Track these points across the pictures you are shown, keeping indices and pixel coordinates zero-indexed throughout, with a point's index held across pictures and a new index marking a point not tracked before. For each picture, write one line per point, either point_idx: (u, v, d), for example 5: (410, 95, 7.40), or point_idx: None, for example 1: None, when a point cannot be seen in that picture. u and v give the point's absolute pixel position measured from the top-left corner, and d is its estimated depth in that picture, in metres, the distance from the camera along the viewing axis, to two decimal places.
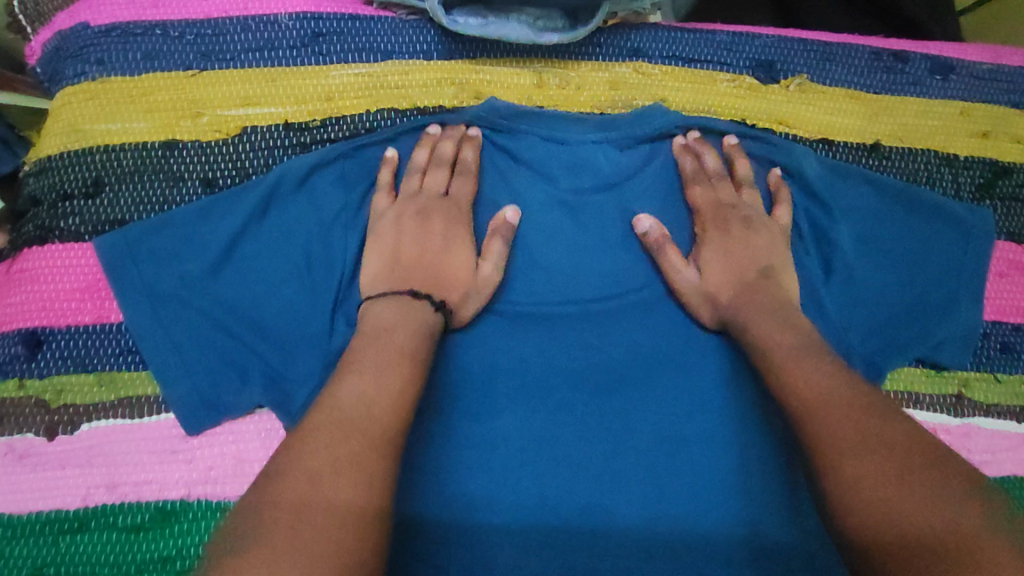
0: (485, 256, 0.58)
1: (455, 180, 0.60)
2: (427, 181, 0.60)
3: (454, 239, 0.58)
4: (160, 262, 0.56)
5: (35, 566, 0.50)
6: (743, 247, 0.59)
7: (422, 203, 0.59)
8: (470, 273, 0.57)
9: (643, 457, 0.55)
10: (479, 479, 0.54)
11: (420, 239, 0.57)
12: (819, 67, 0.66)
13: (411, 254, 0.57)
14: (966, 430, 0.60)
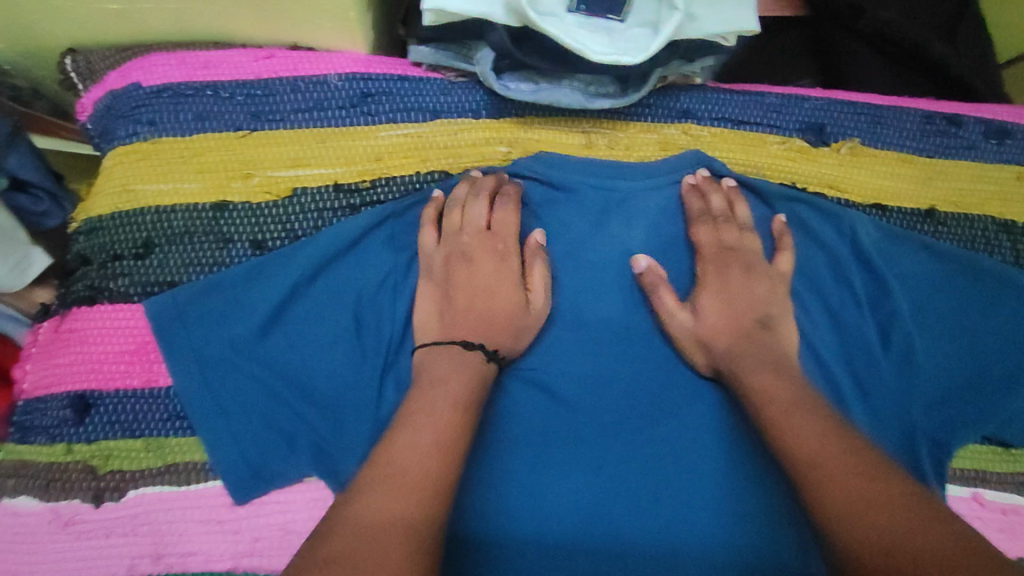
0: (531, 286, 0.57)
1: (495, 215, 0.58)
2: (468, 214, 0.58)
3: (503, 283, 0.57)
4: (209, 331, 0.55)
5: None
6: (749, 298, 0.57)
7: (465, 240, 0.57)
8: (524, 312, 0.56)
9: (698, 531, 0.53)
10: (531, 553, 0.53)
11: (467, 286, 0.57)
12: (871, 131, 0.65)
13: (458, 297, 0.56)
14: None
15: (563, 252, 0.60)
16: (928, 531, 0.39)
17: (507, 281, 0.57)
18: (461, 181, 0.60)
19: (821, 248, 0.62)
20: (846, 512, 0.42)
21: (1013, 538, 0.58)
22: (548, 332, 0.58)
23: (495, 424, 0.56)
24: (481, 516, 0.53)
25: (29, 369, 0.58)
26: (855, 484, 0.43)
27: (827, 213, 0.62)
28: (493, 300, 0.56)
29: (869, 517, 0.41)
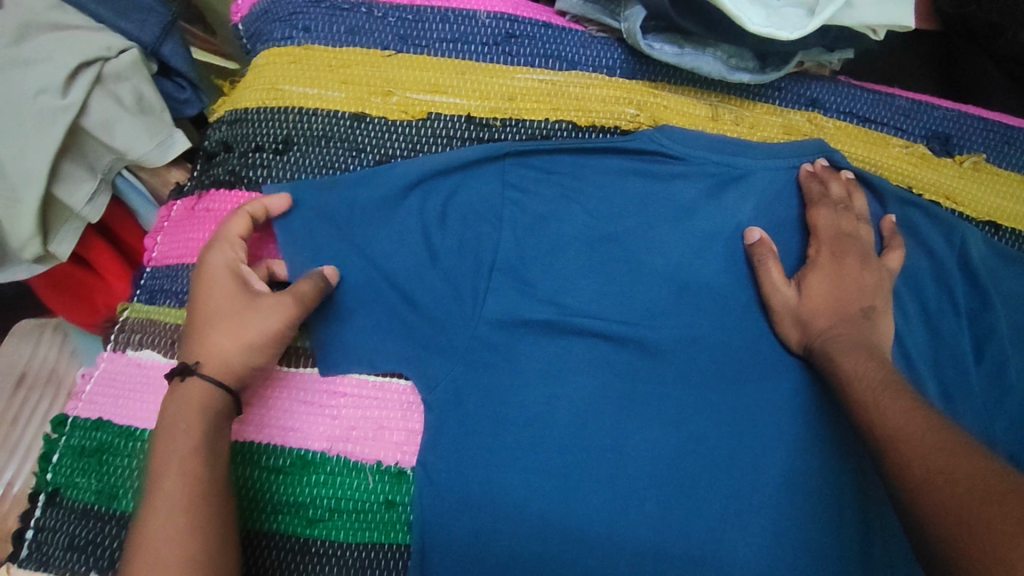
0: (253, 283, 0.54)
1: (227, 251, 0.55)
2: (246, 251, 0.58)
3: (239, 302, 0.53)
4: (317, 253, 0.57)
5: None
6: (862, 290, 0.58)
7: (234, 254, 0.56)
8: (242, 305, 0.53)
9: (764, 500, 0.55)
10: (600, 494, 0.54)
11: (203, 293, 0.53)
12: (997, 149, 0.66)
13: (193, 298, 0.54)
14: None
15: (671, 216, 0.61)
16: (998, 511, 0.36)
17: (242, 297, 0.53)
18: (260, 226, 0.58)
19: (930, 254, 0.62)
20: (935, 485, 0.40)
21: None
22: (641, 289, 0.59)
23: (585, 368, 0.57)
24: (557, 454, 0.55)
25: (161, 240, 0.62)
26: (944, 465, 0.40)
27: (939, 220, 0.62)
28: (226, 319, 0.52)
29: (952, 491, 0.39)
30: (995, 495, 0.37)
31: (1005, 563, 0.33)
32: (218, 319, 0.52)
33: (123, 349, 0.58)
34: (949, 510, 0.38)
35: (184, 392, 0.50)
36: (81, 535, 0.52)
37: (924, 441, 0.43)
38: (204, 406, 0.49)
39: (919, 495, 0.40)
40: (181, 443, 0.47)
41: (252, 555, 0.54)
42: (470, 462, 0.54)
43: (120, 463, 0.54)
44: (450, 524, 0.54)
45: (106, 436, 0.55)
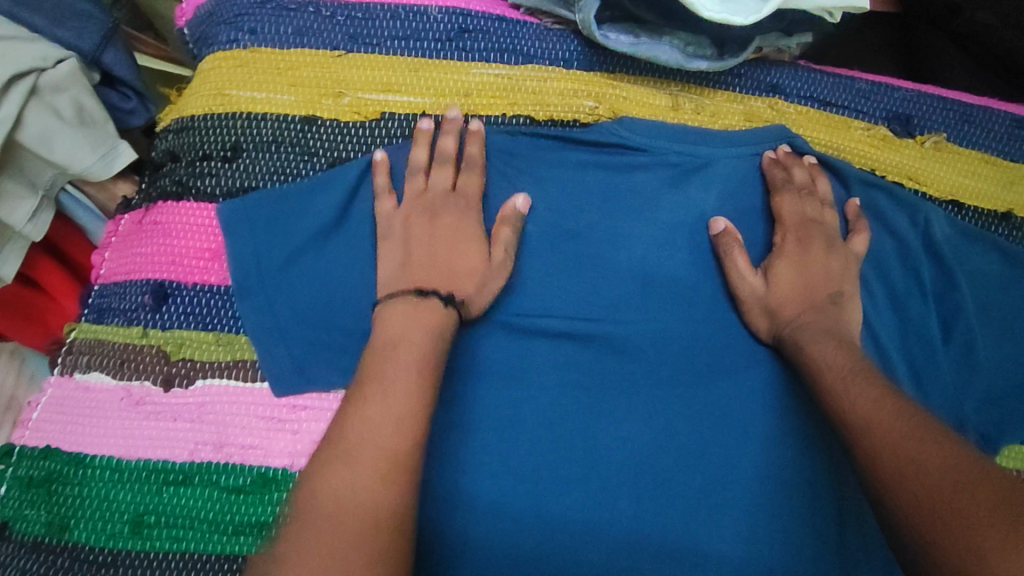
0: (496, 244, 0.57)
1: (461, 176, 0.58)
2: (432, 178, 0.58)
3: (465, 233, 0.56)
4: (268, 253, 0.56)
5: (137, 512, 0.51)
6: (828, 275, 0.58)
7: (430, 200, 0.57)
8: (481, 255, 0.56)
9: (740, 493, 0.54)
10: (575, 495, 0.53)
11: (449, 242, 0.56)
12: (957, 127, 0.65)
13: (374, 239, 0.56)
14: None
15: (635, 208, 0.60)
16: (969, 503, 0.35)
17: (470, 236, 0.56)
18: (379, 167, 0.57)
19: (894, 237, 0.62)
20: (906, 476, 0.39)
21: None
22: (608, 284, 0.58)
23: (554, 368, 0.56)
24: (529, 455, 0.54)
25: (109, 256, 0.59)
26: (916, 453, 0.40)
27: (903, 202, 0.62)
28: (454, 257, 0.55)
29: (924, 481, 0.38)
30: (968, 488, 0.36)
31: (977, 554, 0.33)
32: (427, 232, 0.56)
33: (70, 373, 0.55)
34: (920, 501, 0.37)
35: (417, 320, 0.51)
36: (30, 570, 0.50)
37: (895, 430, 0.42)
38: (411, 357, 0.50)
39: (890, 486, 0.40)
40: (392, 423, 0.46)
41: None
42: (439, 470, 0.53)
43: (71, 492, 0.52)
44: (417, 536, 0.52)
45: (55, 464, 0.52)
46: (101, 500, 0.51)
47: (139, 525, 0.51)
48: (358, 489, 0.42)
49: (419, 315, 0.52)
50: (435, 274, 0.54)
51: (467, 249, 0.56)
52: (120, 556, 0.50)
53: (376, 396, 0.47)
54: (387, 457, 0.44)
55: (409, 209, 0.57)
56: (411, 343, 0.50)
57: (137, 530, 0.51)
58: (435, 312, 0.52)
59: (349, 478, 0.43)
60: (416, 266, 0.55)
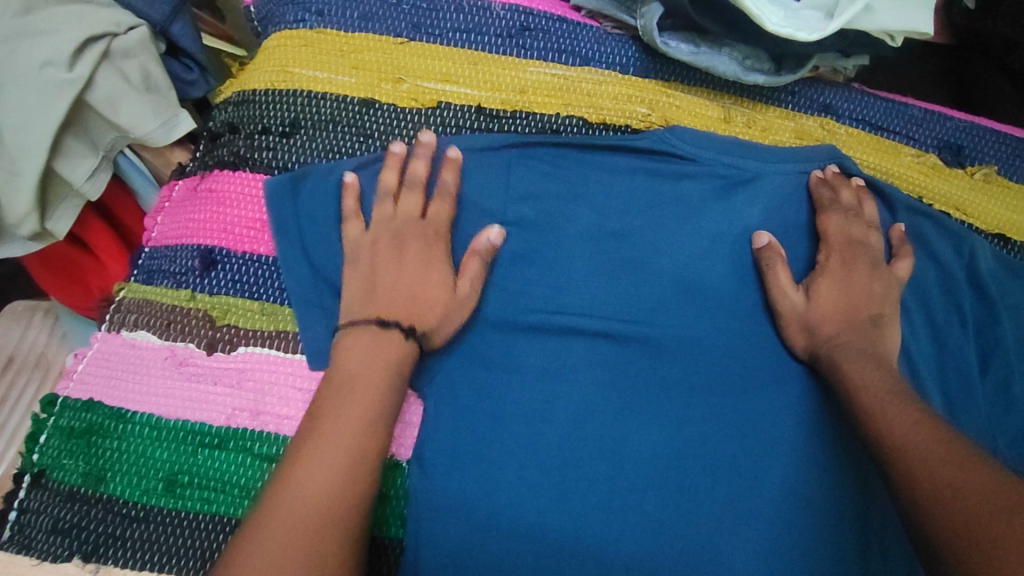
0: (462, 275, 0.55)
1: (432, 204, 0.56)
2: (400, 204, 0.56)
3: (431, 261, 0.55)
4: (312, 223, 0.57)
5: (172, 470, 0.52)
6: (869, 295, 0.57)
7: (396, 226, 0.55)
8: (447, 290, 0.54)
9: (767, 506, 0.54)
10: (602, 492, 0.53)
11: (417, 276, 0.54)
12: (1008, 161, 0.65)
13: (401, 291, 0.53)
14: None
15: (681, 215, 0.60)
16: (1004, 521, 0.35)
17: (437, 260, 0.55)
18: (389, 164, 0.57)
19: (938, 265, 0.62)
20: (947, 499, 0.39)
21: None
22: (649, 287, 0.58)
23: (590, 365, 0.56)
24: (557, 449, 0.54)
25: (161, 220, 0.60)
26: (953, 476, 0.40)
27: (949, 232, 0.62)
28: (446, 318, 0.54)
29: (962, 505, 0.38)
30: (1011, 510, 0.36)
31: None
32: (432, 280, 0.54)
33: (118, 330, 0.56)
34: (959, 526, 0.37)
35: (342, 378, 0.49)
36: (66, 517, 0.51)
37: (935, 453, 0.42)
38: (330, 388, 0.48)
39: (930, 508, 0.39)
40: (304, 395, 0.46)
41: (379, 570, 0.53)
42: (468, 458, 0.53)
43: (110, 445, 0.52)
44: (443, 520, 0.52)
45: (96, 417, 0.53)
46: (138, 456, 0.52)
47: (173, 484, 0.51)
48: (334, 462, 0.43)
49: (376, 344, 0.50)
50: (398, 304, 0.53)
51: (434, 276, 0.54)
52: (152, 512, 0.51)
53: (333, 403, 0.47)
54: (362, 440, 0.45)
55: (375, 235, 0.55)
56: (374, 383, 0.48)
57: (171, 489, 0.51)
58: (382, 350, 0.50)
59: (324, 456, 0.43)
60: (381, 295, 0.53)
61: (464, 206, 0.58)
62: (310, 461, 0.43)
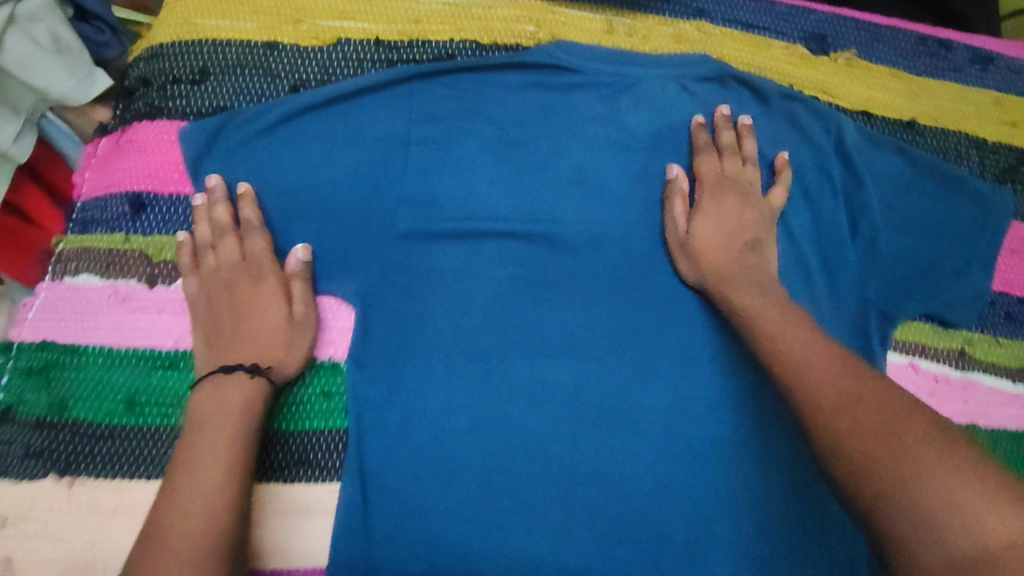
0: (294, 300, 0.59)
1: (245, 241, 0.59)
2: (221, 252, 0.59)
3: (263, 294, 0.58)
4: (227, 163, 0.61)
5: (130, 392, 0.58)
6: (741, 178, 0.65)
7: (223, 276, 0.59)
8: (283, 318, 0.58)
9: (664, 365, 0.63)
10: (519, 371, 0.61)
11: (249, 313, 0.58)
12: (867, 45, 0.72)
13: (241, 328, 0.58)
14: (965, 381, 0.65)
15: (572, 122, 0.66)
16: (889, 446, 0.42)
17: (268, 295, 0.58)
18: (203, 218, 0.60)
19: (806, 143, 0.68)
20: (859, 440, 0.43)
21: (941, 401, 0.64)
22: (547, 190, 0.64)
23: (497, 263, 0.63)
24: (475, 338, 0.61)
25: (90, 177, 0.64)
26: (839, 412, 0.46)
27: (816, 112, 0.69)
28: (283, 339, 0.58)
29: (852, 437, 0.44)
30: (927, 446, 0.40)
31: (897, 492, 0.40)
32: (259, 312, 0.58)
33: (62, 278, 0.61)
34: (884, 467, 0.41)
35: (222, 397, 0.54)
36: (36, 442, 0.56)
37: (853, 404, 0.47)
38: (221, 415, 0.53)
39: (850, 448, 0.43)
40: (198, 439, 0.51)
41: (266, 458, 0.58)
42: (396, 355, 0.60)
43: (69, 377, 0.58)
44: (381, 411, 0.59)
45: (52, 355, 0.58)
46: (96, 384, 0.58)
47: (133, 404, 0.57)
48: (194, 504, 0.48)
49: (218, 392, 0.54)
50: (241, 350, 0.57)
51: (267, 312, 0.58)
52: (116, 429, 0.57)
53: (194, 439, 0.52)
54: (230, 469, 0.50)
55: (208, 288, 0.59)
56: (221, 419, 0.52)
57: (131, 408, 0.57)
58: (240, 389, 0.54)
59: (188, 500, 0.48)
60: (223, 342, 0.57)
61: (369, 133, 0.63)
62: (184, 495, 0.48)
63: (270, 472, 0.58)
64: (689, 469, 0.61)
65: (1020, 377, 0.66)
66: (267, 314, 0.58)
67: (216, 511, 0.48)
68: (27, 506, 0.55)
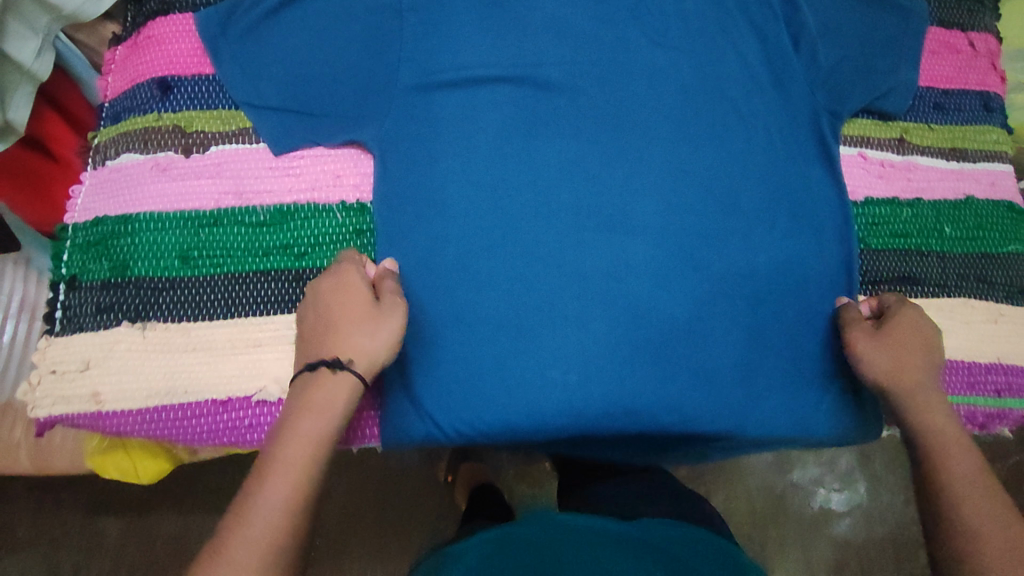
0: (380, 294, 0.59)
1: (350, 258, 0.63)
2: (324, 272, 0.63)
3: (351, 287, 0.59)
4: (243, 43, 0.68)
5: (183, 248, 0.64)
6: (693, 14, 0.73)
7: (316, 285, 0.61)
8: (367, 307, 0.58)
9: (654, 176, 0.70)
10: (527, 195, 0.68)
11: (336, 304, 0.58)
12: None
13: (327, 319, 0.58)
14: (907, 164, 0.77)
15: None
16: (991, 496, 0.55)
17: (355, 287, 0.59)
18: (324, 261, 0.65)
19: None
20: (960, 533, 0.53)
21: (888, 180, 0.76)
22: (529, 39, 0.71)
23: (492, 105, 0.69)
24: (486, 169, 0.68)
25: (114, 78, 0.70)
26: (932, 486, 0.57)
27: None
28: (367, 330, 0.57)
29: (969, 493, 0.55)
30: None
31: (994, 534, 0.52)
32: (347, 312, 0.58)
33: (103, 163, 0.67)
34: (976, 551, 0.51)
35: (320, 382, 0.54)
36: (104, 299, 0.62)
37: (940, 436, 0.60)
38: (312, 404, 0.54)
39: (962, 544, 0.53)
40: (290, 425, 0.52)
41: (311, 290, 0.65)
42: (416, 191, 0.67)
43: (124, 242, 0.63)
44: (409, 237, 0.67)
45: (105, 227, 0.64)
46: (150, 244, 0.64)
47: (187, 257, 0.64)
48: (272, 492, 0.49)
49: (310, 381, 0.55)
50: (323, 341, 0.57)
51: (354, 301, 0.58)
52: (176, 279, 0.63)
53: (287, 427, 0.52)
54: (310, 458, 0.51)
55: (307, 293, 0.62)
56: (315, 408, 0.53)
57: (186, 261, 0.64)
58: (332, 381, 0.54)
59: (269, 489, 0.49)
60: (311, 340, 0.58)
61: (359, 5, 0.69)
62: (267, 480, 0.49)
63: None
64: (688, 264, 0.69)
65: (952, 156, 0.78)
66: (351, 304, 0.58)
67: (290, 499, 0.49)
68: (107, 349, 0.60)
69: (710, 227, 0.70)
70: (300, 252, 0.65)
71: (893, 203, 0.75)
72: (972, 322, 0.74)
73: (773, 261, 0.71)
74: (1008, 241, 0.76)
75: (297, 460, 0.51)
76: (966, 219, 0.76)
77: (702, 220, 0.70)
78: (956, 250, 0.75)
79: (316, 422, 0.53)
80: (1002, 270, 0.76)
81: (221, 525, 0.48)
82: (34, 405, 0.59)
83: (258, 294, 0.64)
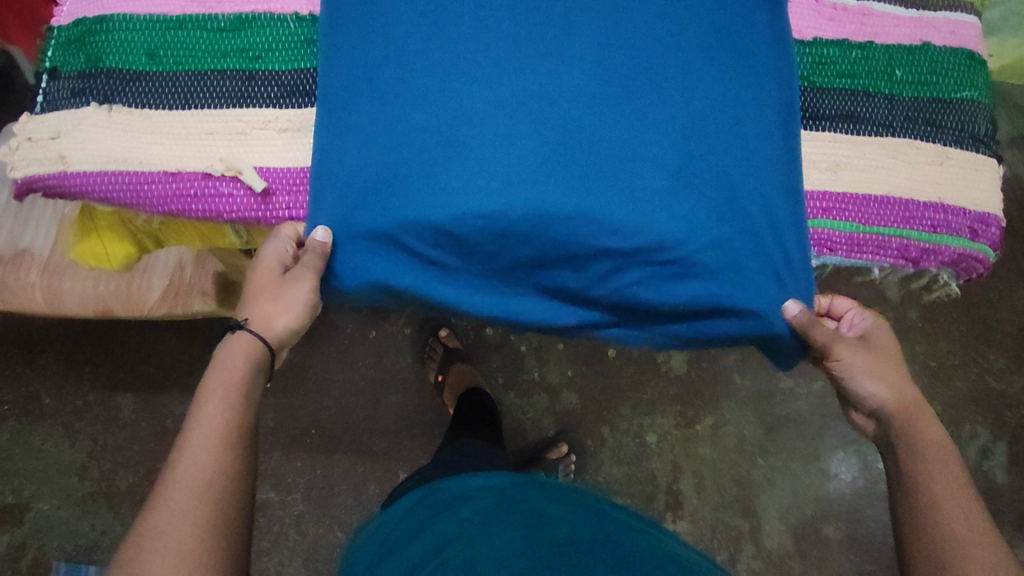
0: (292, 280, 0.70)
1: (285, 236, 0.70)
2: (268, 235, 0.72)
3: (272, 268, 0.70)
4: None
5: (150, 47, 0.70)
6: None
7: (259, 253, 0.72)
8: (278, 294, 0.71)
9: (596, 10, 0.69)
10: (465, 22, 0.68)
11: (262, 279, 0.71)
12: None
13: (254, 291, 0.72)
14: (862, 9, 0.76)
15: None
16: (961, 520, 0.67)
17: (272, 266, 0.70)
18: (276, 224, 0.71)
19: None
20: (923, 532, 0.67)
21: (838, 24, 0.76)
22: None
23: None
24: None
25: None
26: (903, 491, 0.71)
27: None
28: (274, 306, 0.71)
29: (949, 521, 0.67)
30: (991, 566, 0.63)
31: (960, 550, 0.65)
32: (265, 289, 0.71)
33: None
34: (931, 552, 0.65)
35: (234, 341, 0.71)
36: (79, 85, 0.69)
37: (916, 446, 0.72)
38: (225, 373, 0.68)
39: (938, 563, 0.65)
40: (209, 389, 0.67)
41: (261, 88, 0.71)
42: (359, 14, 0.70)
43: (99, 40, 0.70)
44: (347, 51, 0.69)
45: (83, 28, 0.71)
46: (122, 43, 0.70)
47: (154, 55, 0.70)
48: (203, 450, 0.63)
49: (235, 343, 0.71)
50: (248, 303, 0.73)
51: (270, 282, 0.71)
52: (142, 73, 0.70)
53: (206, 389, 0.67)
54: (230, 415, 0.66)
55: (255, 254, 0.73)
56: (228, 373, 0.68)
57: (152, 58, 0.70)
58: (245, 348, 0.70)
59: (199, 448, 0.64)
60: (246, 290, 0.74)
61: None
62: (198, 435, 0.64)
63: (265, 101, 0.70)
64: (625, 94, 0.67)
65: (912, 5, 0.77)
66: (269, 287, 0.71)
67: (221, 454, 0.64)
68: (76, 123, 0.68)
69: (653, 63, 0.69)
70: (254, 56, 0.71)
71: (841, 45, 0.75)
72: (915, 163, 0.73)
73: (715, 98, 0.69)
74: (962, 86, 0.75)
75: (223, 420, 0.66)
76: (920, 64, 0.75)
77: (644, 53, 0.69)
78: (906, 92, 0.75)
79: (231, 384, 0.68)
80: (954, 115, 0.74)
81: (166, 477, 0.62)
82: (14, 167, 0.68)
83: (213, 89, 0.70)
